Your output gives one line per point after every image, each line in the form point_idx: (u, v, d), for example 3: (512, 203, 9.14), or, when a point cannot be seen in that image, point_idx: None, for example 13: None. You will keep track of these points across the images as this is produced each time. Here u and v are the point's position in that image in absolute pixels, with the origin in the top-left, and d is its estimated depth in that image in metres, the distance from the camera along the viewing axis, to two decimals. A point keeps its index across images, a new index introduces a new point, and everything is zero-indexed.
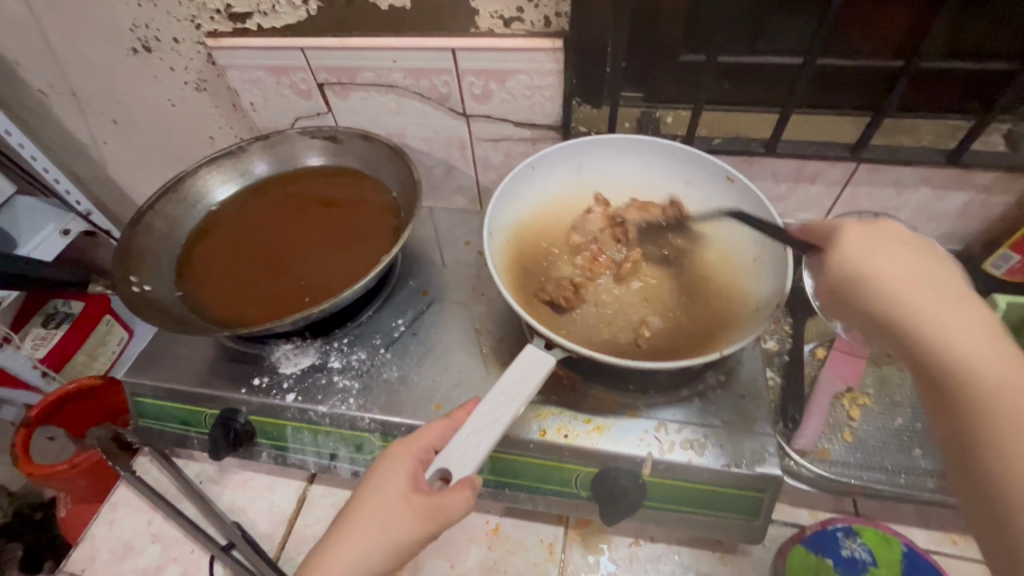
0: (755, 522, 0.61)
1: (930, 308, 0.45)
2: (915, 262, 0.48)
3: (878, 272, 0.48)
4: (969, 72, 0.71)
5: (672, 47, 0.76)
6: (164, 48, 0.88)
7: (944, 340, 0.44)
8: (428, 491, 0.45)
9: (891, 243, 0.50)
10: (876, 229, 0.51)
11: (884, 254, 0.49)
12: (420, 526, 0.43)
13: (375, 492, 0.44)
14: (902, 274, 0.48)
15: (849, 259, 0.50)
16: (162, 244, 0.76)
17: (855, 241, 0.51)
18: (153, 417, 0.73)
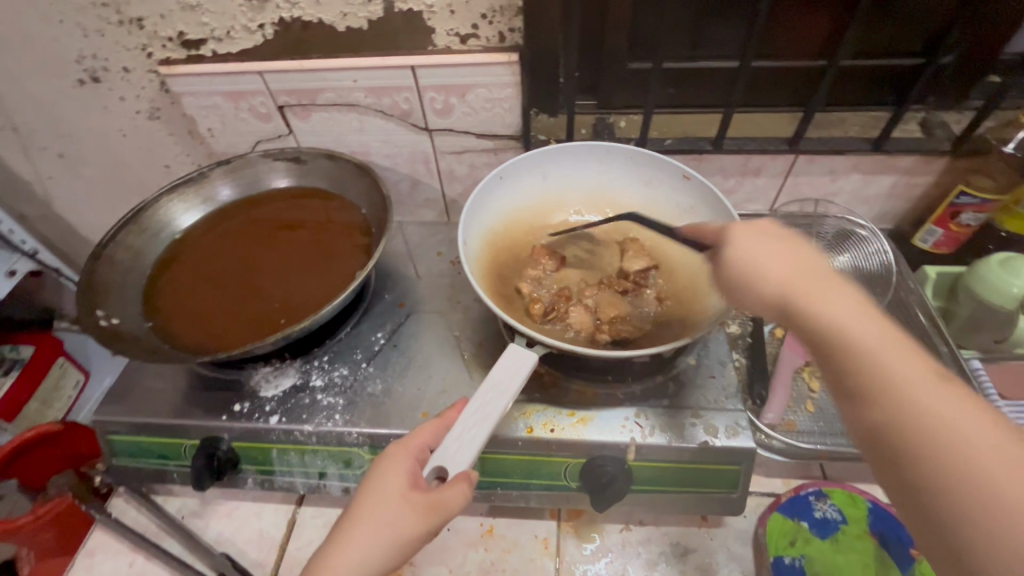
0: (735, 494, 0.64)
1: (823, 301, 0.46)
2: (792, 263, 0.50)
3: (768, 274, 0.50)
4: (884, 67, 0.78)
5: (619, 55, 0.81)
6: (114, 77, 0.86)
7: (862, 339, 0.43)
8: (427, 488, 0.45)
9: (768, 243, 0.52)
10: (751, 230, 0.54)
11: (765, 257, 0.51)
12: (421, 521, 0.44)
13: (374, 492, 0.45)
14: (776, 273, 0.50)
15: (739, 257, 0.52)
16: (125, 275, 0.74)
17: (739, 239, 0.53)
18: (129, 455, 0.70)
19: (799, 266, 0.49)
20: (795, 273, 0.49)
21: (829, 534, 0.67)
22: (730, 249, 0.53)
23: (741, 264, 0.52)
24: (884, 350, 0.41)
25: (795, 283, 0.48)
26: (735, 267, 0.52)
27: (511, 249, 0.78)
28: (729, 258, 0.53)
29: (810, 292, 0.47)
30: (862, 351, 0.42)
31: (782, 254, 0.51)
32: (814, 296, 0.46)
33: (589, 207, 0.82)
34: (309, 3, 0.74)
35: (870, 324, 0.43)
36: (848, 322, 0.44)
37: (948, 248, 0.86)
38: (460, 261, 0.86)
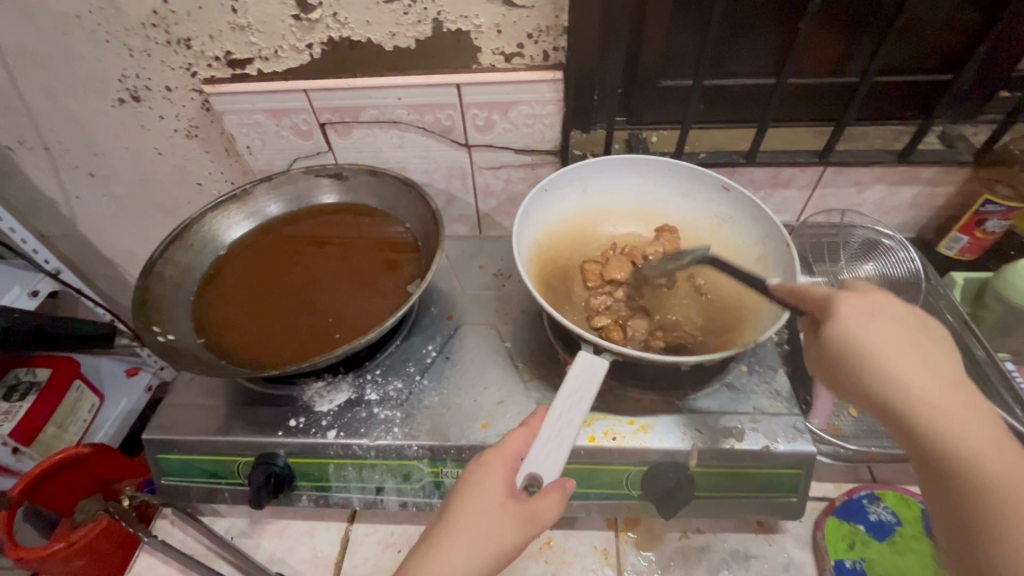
0: (795, 498, 0.65)
1: (909, 383, 0.46)
2: (917, 343, 0.48)
3: (883, 357, 0.47)
4: (908, 83, 0.82)
5: (655, 73, 0.83)
6: (155, 97, 0.87)
7: (945, 422, 0.44)
8: (522, 497, 0.47)
9: (885, 317, 0.49)
10: (869, 302, 0.50)
11: (884, 329, 0.49)
12: (521, 531, 0.45)
13: (474, 499, 0.46)
14: (893, 355, 0.47)
15: (847, 333, 0.49)
16: (174, 292, 0.74)
17: (851, 313, 0.50)
18: (179, 474, 0.69)
19: (869, 321, 0.49)
20: (903, 367, 0.47)
21: (885, 536, 0.68)
22: (836, 321, 0.50)
23: (845, 339, 0.49)
24: (961, 435, 0.43)
25: (884, 371, 0.47)
26: (840, 343, 0.49)
27: (558, 261, 0.79)
28: (835, 331, 0.50)
29: (895, 376, 0.47)
30: (949, 437, 0.43)
31: (904, 351, 0.47)
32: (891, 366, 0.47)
33: (624, 218, 0.84)
34: (360, 24, 0.76)
35: (966, 407, 0.44)
36: (946, 406, 0.45)
37: (973, 255, 0.89)
38: (502, 274, 0.86)
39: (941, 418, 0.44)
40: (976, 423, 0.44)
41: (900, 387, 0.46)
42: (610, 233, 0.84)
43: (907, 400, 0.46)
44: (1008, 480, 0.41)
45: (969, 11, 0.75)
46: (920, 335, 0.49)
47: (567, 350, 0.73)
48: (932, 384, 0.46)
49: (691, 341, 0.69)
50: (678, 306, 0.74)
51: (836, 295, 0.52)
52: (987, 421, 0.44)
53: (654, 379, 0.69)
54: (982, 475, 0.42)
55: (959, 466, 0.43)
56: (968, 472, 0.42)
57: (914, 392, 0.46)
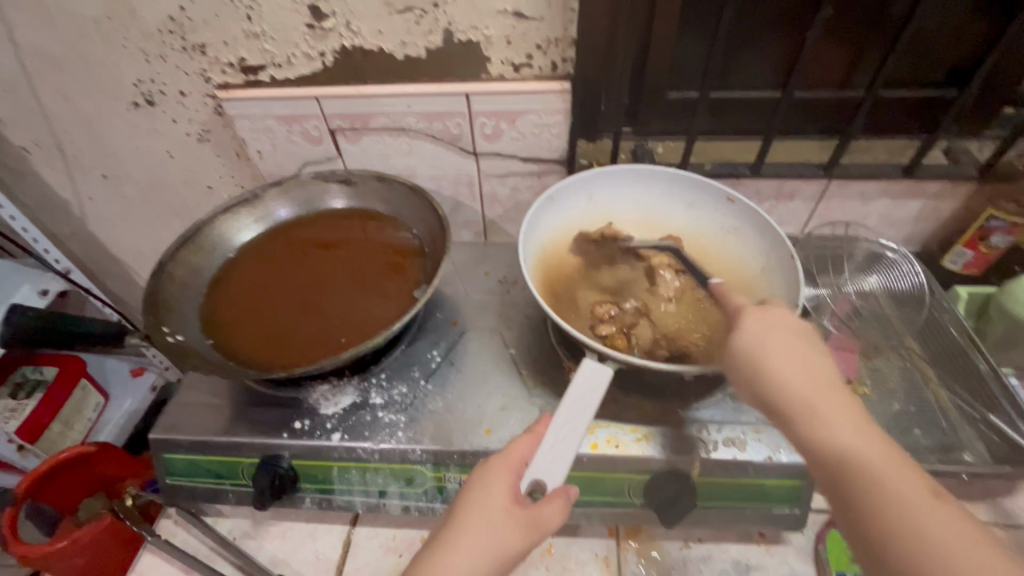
0: (797, 509, 0.65)
1: (788, 383, 0.51)
2: (801, 350, 0.53)
3: (771, 362, 0.53)
4: (912, 99, 0.83)
5: (661, 85, 0.84)
6: (169, 101, 0.88)
7: (820, 416, 0.49)
8: (526, 503, 0.48)
9: (778, 330, 0.55)
10: (765, 317, 0.56)
11: (776, 340, 0.54)
12: (524, 537, 0.46)
13: (479, 504, 0.47)
14: (782, 361, 0.53)
15: (744, 345, 0.55)
16: (184, 293, 0.75)
17: (748, 327, 0.56)
18: (184, 474, 0.70)
19: (766, 330, 0.55)
20: (786, 369, 0.52)
21: None
22: (738, 331, 0.56)
23: (744, 348, 0.55)
24: (832, 427, 0.48)
25: (770, 375, 0.52)
26: (739, 354, 0.55)
27: (564, 269, 0.80)
28: (735, 344, 0.55)
29: (780, 377, 0.52)
30: (825, 431, 0.48)
31: (789, 357, 0.53)
32: (781, 371, 0.52)
33: (630, 226, 0.84)
34: (372, 33, 0.77)
35: (838, 402, 0.49)
36: (820, 402, 0.50)
37: (977, 269, 0.90)
38: (507, 280, 0.87)
39: (814, 413, 0.49)
40: (841, 415, 0.48)
41: (785, 387, 0.51)
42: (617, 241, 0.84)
43: (790, 398, 0.51)
44: (876, 466, 0.45)
45: (973, 27, 0.76)
46: (805, 343, 0.54)
47: (570, 356, 0.73)
48: (816, 384, 0.51)
49: (693, 351, 0.70)
50: (682, 316, 0.75)
51: (740, 311, 0.58)
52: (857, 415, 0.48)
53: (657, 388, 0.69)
54: (849, 458, 0.46)
55: (833, 456, 0.47)
56: (838, 460, 0.46)
57: (794, 389, 0.51)
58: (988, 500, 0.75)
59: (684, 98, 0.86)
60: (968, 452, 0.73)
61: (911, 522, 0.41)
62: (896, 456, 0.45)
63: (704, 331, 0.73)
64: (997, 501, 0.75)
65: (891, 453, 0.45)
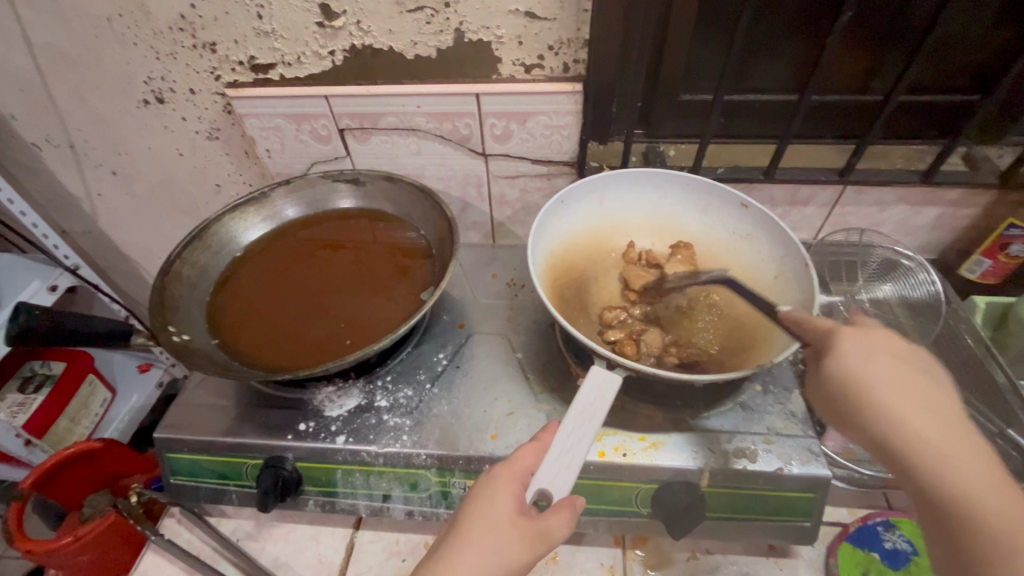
0: (808, 523, 0.64)
1: (905, 417, 0.47)
2: (911, 378, 0.49)
3: (882, 395, 0.48)
4: (932, 104, 0.81)
5: (674, 87, 0.83)
6: (179, 99, 0.88)
7: (940, 459, 0.45)
8: (531, 515, 0.47)
9: (884, 356, 0.50)
10: (869, 338, 0.51)
11: (884, 367, 0.49)
12: (528, 550, 0.45)
13: (482, 514, 0.46)
14: (893, 393, 0.48)
15: (851, 372, 0.50)
16: (190, 292, 0.75)
17: (853, 351, 0.50)
18: (188, 474, 0.69)
19: (871, 358, 0.50)
20: (898, 402, 0.48)
21: (901, 566, 0.66)
22: (837, 358, 0.51)
23: (850, 373, 0.50)
24: (955, 472, 0.44)
25: (883, 408, 0.48)
26: (842, 380, 0.50)
27: (573, 273, 0.79)
28: (840, 369, 0.50)
29: (891, 412, 0.48)
30: (942, 477, 0.45)
31: (897, 387, 0.48)
32: (891, 406, 0.48)
33: (642, 230, 0.83)
34: (382, 32, 0.77)
35: (958, 443, 0.46)
36: (937, 441, 0.46)
37: (996, 279, 0.88)
38: (515, 283, 0.86)
39: (933, 453, 0.46)
40: (961, 456, 0.45)
41: (898, 424, 0.47)
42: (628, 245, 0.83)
43: (903, 435, 0.47)
44: (1009, 520, 0.42)
45: (996, 31, 0.74)
46: (912, 367, 0.50)
47: (579, 363, 0.72)
48: (935, 421, 0.47)
49: (703, 359, 0.68)
50: (692, 323, 0.73)
51: (839, 330, 0.52)
52: (980, 458, 0.45)
53: (665, 395, 0.68)
54: (977, 509, 0.43)
55: (955, 504, 0.44)
56: (957, 503, 0.44)
57: (912, 429, 0.47)
58: None
59: (697, 101, 0.85)
60: None
61: None
62: (1021, 505, 0.43)
63: (715, 338, 0.72)
64: None
65: (1016, 501, 0.43)
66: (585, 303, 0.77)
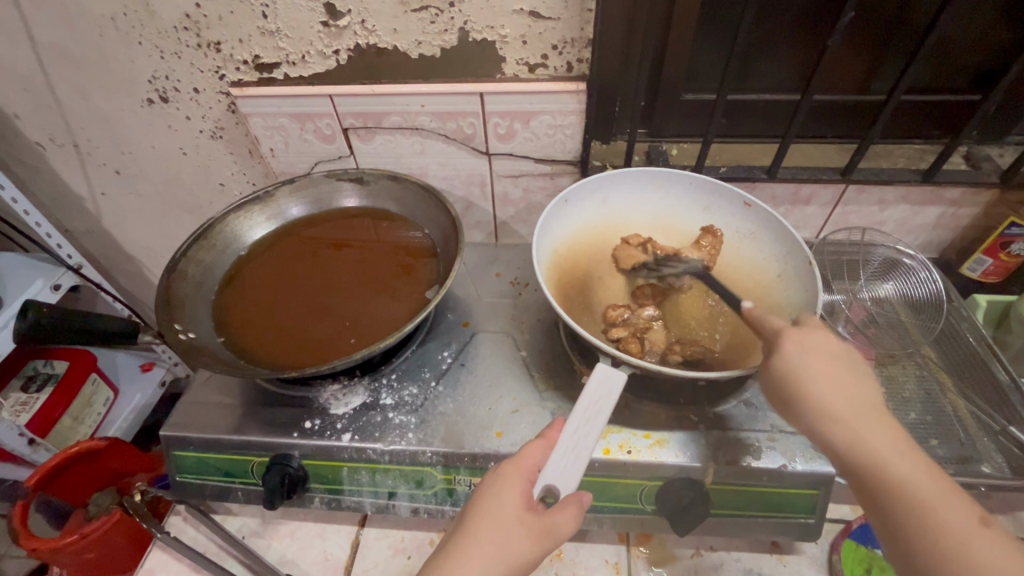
0: (812, 520, 0.64)
1: (830, 403, 0.50)
2: (838, 367, 0.52)
3: (812, 384, 0.51)
4: (933, 103, 0.82)
5: (677, 86, 0.83)
6: (183, 98, 0.88)
7: (864, 441, 0.48)
8: (539, 511, 0.47)
9: (816, 350, 0.53)
10: (802, 335, 0.55)
11: (815, 360, 0.53)
12: (535, 545, 0.45)
13: (490, 510, 0.46)
14: (822, 381, 0.51)
15: (785, 366, 0.53)
16: (196, 291, 0.75)
17: (789, 346, 0.54)
18: (194, 471, 0.70)
19: (802, 351, 0.53)
20: (826, 389, 0.51)
21: None
22: (777, 353, 0.54)
23: (783, 367, 0.54)
24: (873, 451, 0.47)
25: (813, 397, 0.51)
26: (778, 372, 0.54)
27: (577, 271, 0.79)
28: (777, 365, 0.54)
29: (819, 399, 0.51)
30: (867, 456, 0.47)
31: (827, 377, 0.52)
32: (819, 393, 0.51)
33: (646, 229, 0.84)
34: (387, 32, 0.77)
35: (874, 424, 0.49)
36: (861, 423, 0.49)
37: (997, 277, 0.88)
38: (519, 282, 0.86)
39: (857, 436, 0.48)
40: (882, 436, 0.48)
41: (822, 410, 0.50)
42: None
43: (833, 421, 0.50)
44: (923, 491, 0.45)
45: (997, 31, 0.75)
46: (841, 359, 0.53)
47: (583, 362, 0.73)
48: (858, 406, 0.50)
49: (706, 357, 0.69)
50: (695, 322, 0.74)
51: (780, 331, 0.56)
52: (898, 438, 0.48)
53: (670, 393, 0.69)
54: (897, 483, 0.46)
55: (876, 481, 0.47)
56: (879, 480, 0.46)
57: (837, 412, 0.50)
58: (1006, 513, 0.73)
59: (700, 101, 0.85)
60: (986, 463, 0.72)
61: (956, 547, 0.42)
62: (941, 480, 0.45)
63: (718, 338, 0.72)
64: (1016, 514, 0.73)
65: (936, 477, 0.45)
66: (589, 302, 0.77)
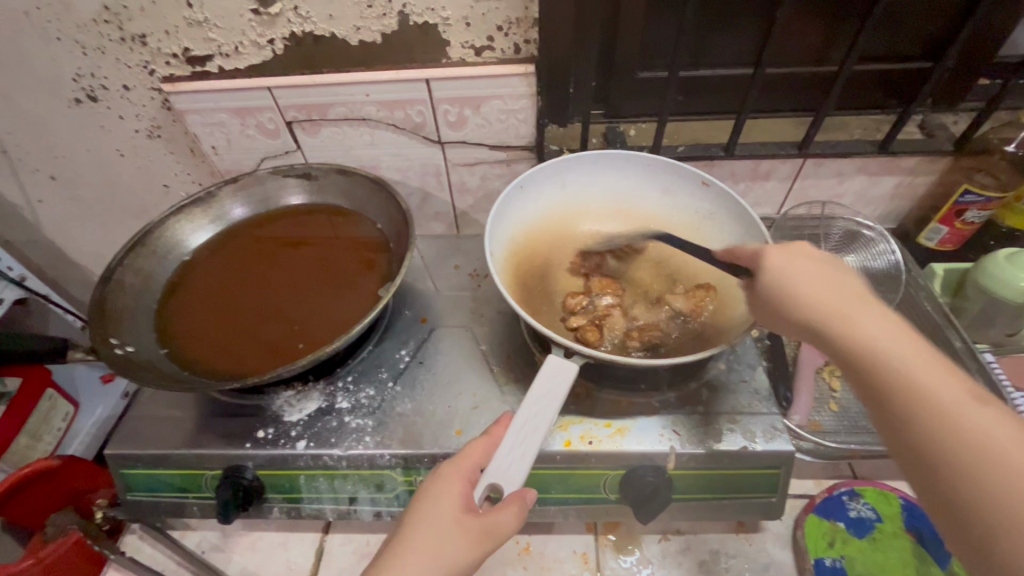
0: (774, 498, 0.64)
1: (814, 301, 0.49)
2: (807, 274, 0.50)
3: (798, 290, 0.50)
4: (885, 73, 0.81)
5: (631, 64, 0.81)
6: (113, 96, 0.83)
7: (853, 330, 0.46)
8: (478, 512, 0.46)
9: (804, 258, 0.52)
10: (792, 249, 0.54)
11: (801, 269, 0.51)
12: (474, 547, 0.44)
13: (426, 515, 0.45)
14: (806, 286, 0.50)
15: (773, 277, 0.52)
16: (135, 301, 0.72)
17: (778, 259, 0.53)
18: (146, 489, 0.67)
19: (792, 262, 0.52)
20: (812, 289, 0.49)
21: (865, 532, 0.68)
22: (762, 268, 0.54)
23: (768, 283, 0.53)
24: (857, 341, 0.45)
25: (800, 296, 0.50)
26: (770, 284, 0.52)
27: (536, 260, 0.77)
28: (763, 278, 0.53)
29: (810, 302, 0.49)
30: (866, 346, 0.44)
31: (835, 277, 0.50)
32: (808, 292, 0.49)
33: (607, 214, 0.82)
34: (322, 18, 0.73)
35: (869, 312, 0.46)
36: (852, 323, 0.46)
37: (953, 245, 0.88)
38: (478, 274, 0.84)
39: (857, 324, 0.46)
40: (880, 328, 0.45)
41: (808, 308, 0.49)
42: (593, 229, 0.82)
43: (835, 317, 0.47)
44: (953, 398, 0.40)
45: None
46: (813, 266, 0.51)
47: (542, 349, 0.72)
48: (855, 302, 0.47)
49: (665, 341, 0.68)
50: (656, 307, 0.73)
51: (763, 249, 0.55)
52: (901, 339, 0.44)
53: (631, 378, 0.68)
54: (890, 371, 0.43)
55: (875, 374, 0.43)
56: (874, 372, 0.44)
57: (816, 308, 0.48)
58: None
59: (655, 78, 0.83)
60: None
61: (970, 431, 0.38)
62: (949, 372, 0.41)
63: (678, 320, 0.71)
64: None
65: (950, 374, 0.41)
66: (548, 289, 0.75)
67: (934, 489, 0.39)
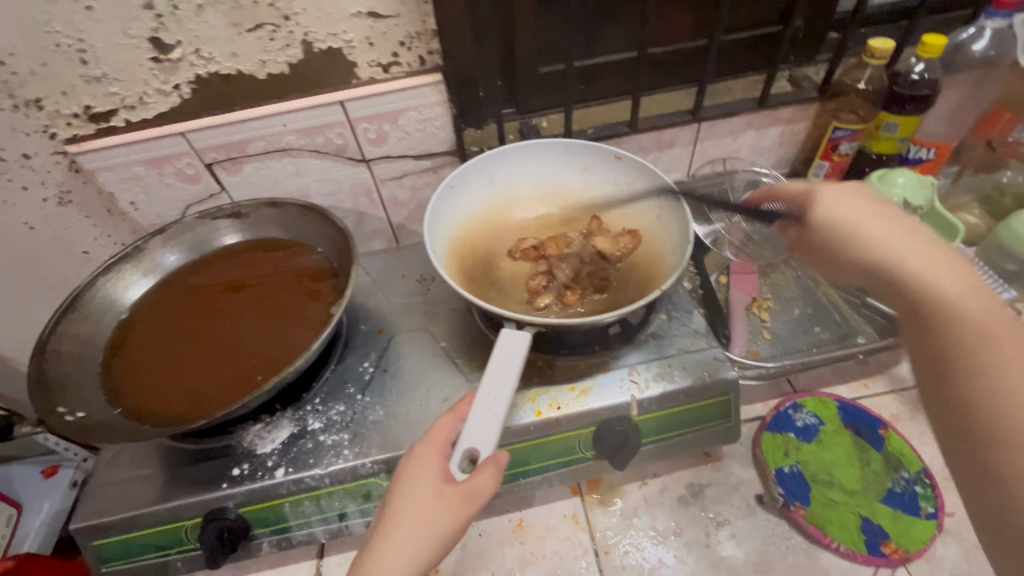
0: (729, 423, 0.71)
1: (892, 236, 0.51)
2: (873, 208, 0.53)
3: (866, 226, 0.52)
4: (751, 38, 0.92)
5: (531, 62, 0.87)
6: (13, 167, 0.80)
7: (898, 253, 0.50)
8: (456, 481, 0.50)
9: (862, 198, 0.54)
10: (843, 187, 0.55)
11: (861, 207, 0.53)
12: (457, 510, 0.48)
13: (408, 491, 0.49)
14: (877, 223, 0.52)
15: (832, 215, 0.54)
16: (75, 367, 0.69)
17: (830, 203, 0.54)
18: (124, 556, 0.65)
19: (865, 198, 0.54)
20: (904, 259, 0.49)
21: (813, 437, 0.76)
22: (819, 207, 0.55)
23: (821, 223, 0.54)
24: (911, 261, 0.49)
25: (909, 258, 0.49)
26: (827, 223, 0.54)
27: (477, 254, 0.81)
28: (820, 216, 0.54)
29: (876, 236, 0.51)
30: (919, 277, 0.48)
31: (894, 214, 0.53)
32: (880, 226, 0.51)
33: (536, 202, 0.88)
34: (226, 56, 0.74)
35: (920, 245, 0.50)
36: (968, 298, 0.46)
37: (836, 178, 1.00)
38: (426, 278, 0.87)
39: (917, 251, 0.49)
40: (935, 256, 0.48)
41: (873, 235, 0.51)
42: (527, 217, 0.88)
43: (901, 258, 0.49)
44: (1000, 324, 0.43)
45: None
46: (873, 201, 0.54)
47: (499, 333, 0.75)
48: (916, 231, 0.51)
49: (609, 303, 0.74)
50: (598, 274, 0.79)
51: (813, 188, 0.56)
52: (940, 256, 0.48)
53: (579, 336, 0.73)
54: (928, 288, 0.47)
55: (919, 291, 0.48)
56: (925, 295, 0.47)
57: (880, 241, 0.51)
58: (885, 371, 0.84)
59: (557, 69, 0.89)
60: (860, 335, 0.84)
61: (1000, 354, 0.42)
62: (978, 297, 0.45)
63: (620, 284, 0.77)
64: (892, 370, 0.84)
65: (975, 295, 0.45)
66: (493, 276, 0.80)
67: (940, 390, 0.45)
